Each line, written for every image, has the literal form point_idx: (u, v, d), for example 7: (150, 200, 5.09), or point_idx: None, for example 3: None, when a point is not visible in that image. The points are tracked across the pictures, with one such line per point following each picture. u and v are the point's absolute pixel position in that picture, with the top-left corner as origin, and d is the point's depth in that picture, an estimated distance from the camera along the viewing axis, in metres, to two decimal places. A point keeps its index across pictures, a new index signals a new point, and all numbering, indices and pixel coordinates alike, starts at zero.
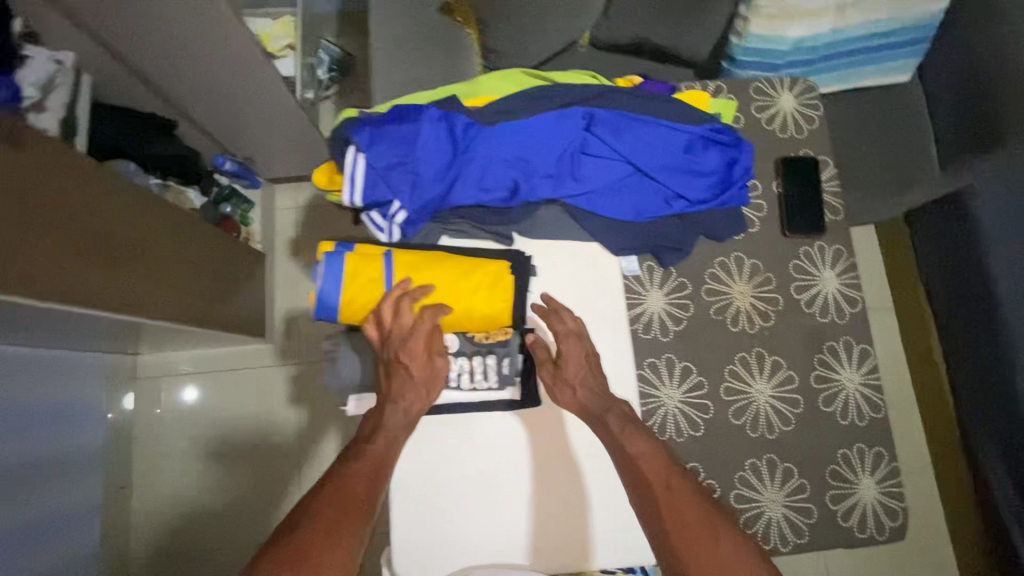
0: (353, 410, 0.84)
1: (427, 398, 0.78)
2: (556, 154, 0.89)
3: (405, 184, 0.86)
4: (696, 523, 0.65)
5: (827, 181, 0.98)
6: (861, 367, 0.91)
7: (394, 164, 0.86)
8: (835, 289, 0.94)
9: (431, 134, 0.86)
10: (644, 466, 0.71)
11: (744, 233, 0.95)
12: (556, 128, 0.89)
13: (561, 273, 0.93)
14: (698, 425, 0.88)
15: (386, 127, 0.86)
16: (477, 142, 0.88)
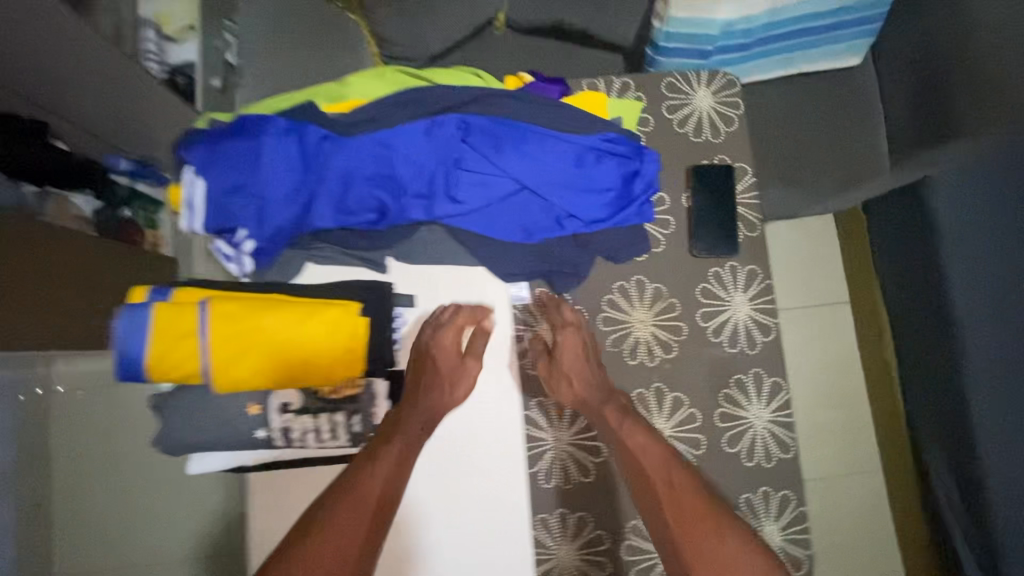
0: (193, 468, 0.73)
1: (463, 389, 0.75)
2: (428, 171, 0.78)
3: (251, 208, 0.75)
4: (700, 512, 0.63)
5: (743, 193, 0.88)
6: (770, 403, 0.83)
7: (238, 187, 0.75)
8: (747, 315, 0.85)
9: (279, 151, 0.75)
10: (645, 456, 0.70)
11: (647, 254, 0.85)
12: (426, 140, 0.78)
13: (442, 301, 0.83)
14: (589, 470, 0.82)
15: (226, 144, 0.75)
16: (336, 158, 0.76)
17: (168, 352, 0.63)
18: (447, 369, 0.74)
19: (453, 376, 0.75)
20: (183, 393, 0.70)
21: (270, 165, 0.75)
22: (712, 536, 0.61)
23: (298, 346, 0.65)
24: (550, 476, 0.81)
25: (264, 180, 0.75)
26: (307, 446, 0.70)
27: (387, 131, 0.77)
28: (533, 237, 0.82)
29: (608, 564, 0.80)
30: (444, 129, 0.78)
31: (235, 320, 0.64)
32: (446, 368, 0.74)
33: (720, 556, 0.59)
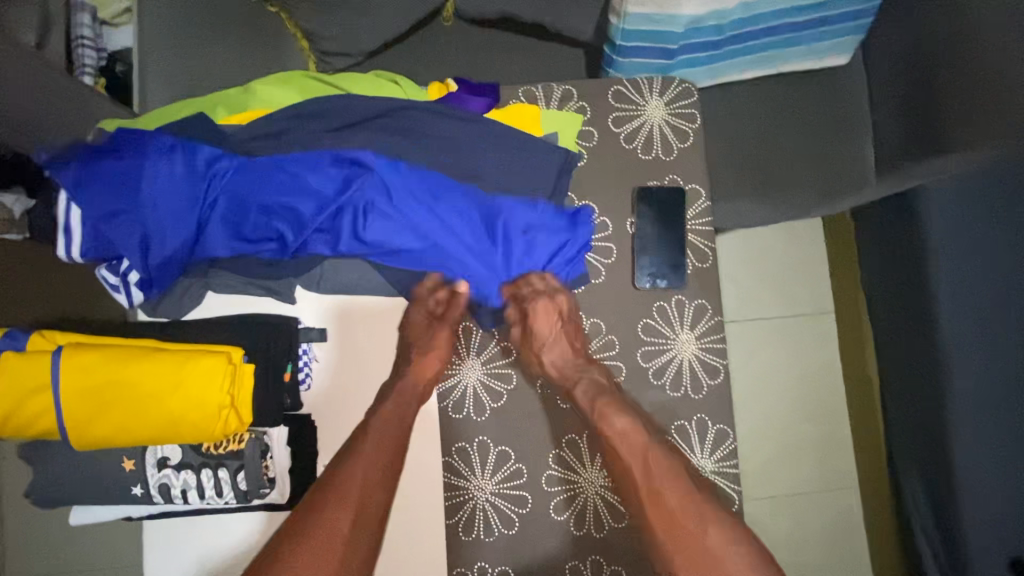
0: (77, 521, 0.67)
1: (438, 355, 0.74)
2: (334, 206, 0.69)
3: (131, 237, 0.66)
4: (672, 488, 0.63)
5: (695, 218, 0.79)
6: (714, 452, 0.76)
7: (115, 212, 0.66)
8: (692, 355, 0.77)
9: (164, 173, 0.66)
10: (623, 439, 0.68)
11: (585, 285, 0.78)
12: (333, 182, 0.69)
13: (355, 336, 0.76)
14: (512, 522, 0.75)
15: (104, 165, 0.66)
16: (229, 185, 0.68)
17: (14, 410, 0.57)
18: (418, 341, 0.74)
19: (422, 347, 0.74)
20: (53, 443, 0.63)
21: (154, 189, 0.66)
22: (674, 509, 0.61)
23: (165, 400, 0.58)
24: (470, 528, 0.75)
25: (146, 206, 0.66)
26: (191, 502, 0.64)
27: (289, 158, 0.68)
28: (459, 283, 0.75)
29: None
30: (361, 167, 0.69)
31: (91, 371, 0.57)
32: (416, 343, 0.74)
33: (704, 552, 0.58)
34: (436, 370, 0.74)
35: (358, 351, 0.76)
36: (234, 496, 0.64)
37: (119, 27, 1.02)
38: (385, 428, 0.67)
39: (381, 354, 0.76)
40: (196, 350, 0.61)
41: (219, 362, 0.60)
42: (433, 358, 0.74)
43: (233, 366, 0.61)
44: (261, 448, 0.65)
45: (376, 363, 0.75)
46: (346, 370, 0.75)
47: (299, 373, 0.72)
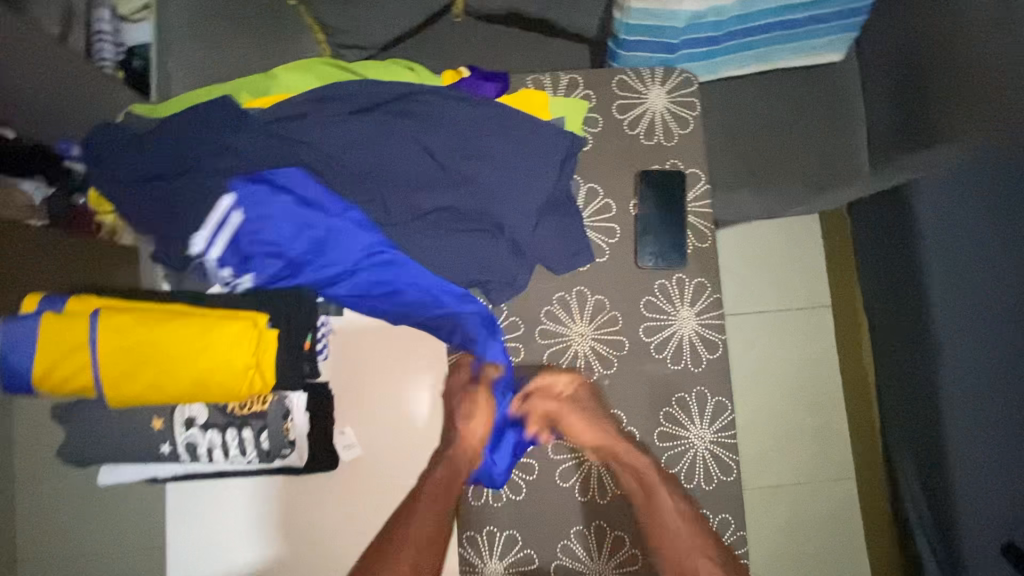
0: (106, 480, 0.71)
1: (483, 420, 0.77)
2: (431, 317, 0.79)
3: (276, 267, 0.76)
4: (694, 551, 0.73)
5: (695, 200, 0.83)
6: (713, 423, 0.79)
7: (276, 242, 0.75)
8: (692, 330, 0.80)
9: (333, 244, 0.76)
10: (660, 518, 0.74)
11: (590, 264, 0.81)
12: (441, 297, 0.79)
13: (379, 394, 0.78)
14: (519, 488, 0.79)
15: (284, 200, 0.74)
16: (378, 279, 0.78)
17: (54, 366, 0.60)
18: (458, 406, 0.77)
19: (466, 416, 0.77)
20: (87, 404, 0.67)
21: (319, 244, 0.76)
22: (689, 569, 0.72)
23: (195, 360, 0.62)
24: (479, 494, 0.78)
25: (310, 252, 0.76)
26: (217, 461, 0.67)
27: (428, 272, 0.79)
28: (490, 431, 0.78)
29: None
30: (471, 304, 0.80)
31: (126, 332, 0.61)
32: (460, 410, 0.77)
33: None
34: (481, 438, 0.77)
35: (404, 420, 0.78)
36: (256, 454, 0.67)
37: (137, 24, 1.02)
38: (433, 506, 0.73)
39: (429, 425, 0.78)
40: (224, 315, 0.65)
41: (246, 325, 0.64)
42: (475, 427, 0.77)
43: (259, 331, 0.65)
44: (282, 410, 0.68)
45: (425, 436, 0.77)
46: (362, 344, 0.79)
47: (317, 344, 0.75)
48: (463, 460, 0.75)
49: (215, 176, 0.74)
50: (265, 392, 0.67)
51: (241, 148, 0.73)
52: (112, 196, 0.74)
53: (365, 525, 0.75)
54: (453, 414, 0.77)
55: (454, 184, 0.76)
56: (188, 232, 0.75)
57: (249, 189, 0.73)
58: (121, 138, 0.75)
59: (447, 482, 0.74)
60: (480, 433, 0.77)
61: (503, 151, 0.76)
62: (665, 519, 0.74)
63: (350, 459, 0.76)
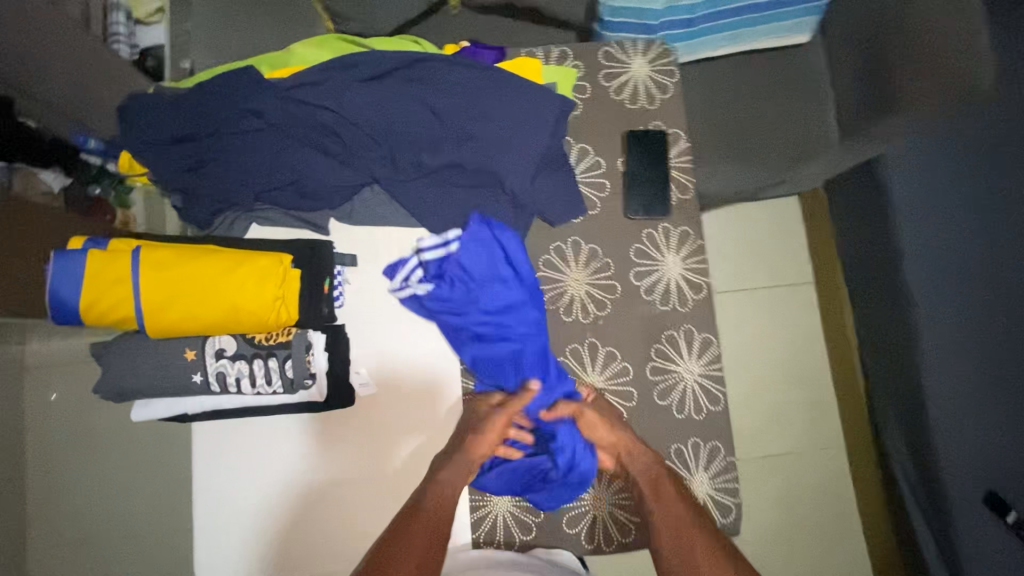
0: (139, 415, 0.76)
1: (493, 436, 0.79)
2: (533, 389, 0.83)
3: (454, 284, 0.84)
4: (696, 539, 0.72)
5: (677, 156, 0.90)
6: (700, 357, 0.86)
7: (465, 274, 0.84)
8: (678, 274, 0.87)
9: (507, 308, 0.84)
10: (664, 514, 0.75)
11: (583, 216, 0.88)
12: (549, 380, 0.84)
13: (363, 436, 0.83)
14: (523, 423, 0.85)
15: (483, 246, 0.83)
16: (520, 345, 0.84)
17: (99, 296, 0.65)
18: (478, 420, 0.80)
19: (476, 428, 0.80)
20: (126, 339, 0.73)
21: (497, 287, 0.84)
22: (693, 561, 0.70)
23: (228, 290, 0.68)
24: None
25: (480, 293, 0.84)
26: (243, 391, 0.73)
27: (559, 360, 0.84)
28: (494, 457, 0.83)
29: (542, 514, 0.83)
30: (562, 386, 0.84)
31: (167, 266, 0.67)
32: (474, 423, 0.80)
33: None
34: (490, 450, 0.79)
35: (379, 458, 0.83)
36: (280, 382, 0.73)
37: (152, 26, 1.12)
38: (443, 497, 0.74)
39: (404, 468, 0.83)
40: (251, 253, 0.71)
41: (273, 262, 0.70)
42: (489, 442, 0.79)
43: (284, 268, 0.71)
44: (305, 343, 0.74)
45: (396, 475, 0.82)
46: (375, 292, 0.86)
47: (334, 289, 0.82)
48: (467, 472, 0.77)
49: (241, 136, 0.81)
50: (290, 323, 0.73)
51: (264, 111, 0.81)
52: (145, 157, 0.81)
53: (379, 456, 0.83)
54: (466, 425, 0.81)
55: (457, 141, 0.83)
56: (216, 190, 0.82)
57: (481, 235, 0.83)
58: (153, 104, 0.82)
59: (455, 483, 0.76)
60: (487, 448, 0.78)
61: (503, 111, 0.84)
62: (670, 514, 0.74)
63: (365, 396, 0.84)
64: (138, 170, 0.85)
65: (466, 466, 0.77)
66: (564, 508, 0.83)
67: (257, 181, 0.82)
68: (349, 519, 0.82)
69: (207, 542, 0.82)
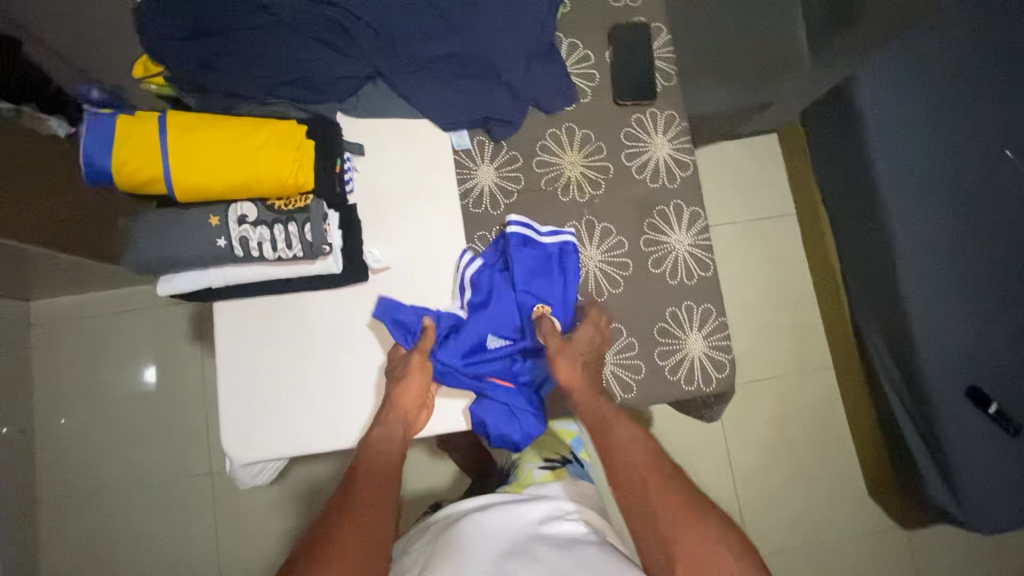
0: (165, 290, 0.80)
1: (419, 383, 0.82)
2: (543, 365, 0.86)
3: (518, 265, 0.86)
4: (648, 480, 0.75)
5: (659, 48, 0.97)
6: (690, 229, 0.92)
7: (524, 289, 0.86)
8: (666, 153, 0.94)
9: (534, 322, 0.86)
10: (619, 453, 0.79)
11: (575, 104, 0.94)
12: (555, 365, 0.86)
13: (362, 346, 0.86)
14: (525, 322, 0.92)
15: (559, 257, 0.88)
16: (541, 318, 0.85)
17: (129, 158, 0.70)
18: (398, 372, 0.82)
19: (399, 377, 0.82)
20: (153, 212, 0.78)
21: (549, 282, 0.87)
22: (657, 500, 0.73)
23: (249, 154, 0.73)
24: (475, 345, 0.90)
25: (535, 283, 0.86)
26: (265, 256, 0.77)
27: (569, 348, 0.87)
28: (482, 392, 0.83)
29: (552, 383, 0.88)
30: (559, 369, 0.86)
31: (191, 130, 0.72)
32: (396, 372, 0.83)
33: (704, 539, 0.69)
34: (417, 393, 0.82)
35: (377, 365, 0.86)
36: (299, 246, 0.77)
37: None
38: (369, 477, 0.76)
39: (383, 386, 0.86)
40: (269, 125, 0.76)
41: (290, 130, 0.75)
42: (410, 387, 0.81)
43: (300, 137, 0.76)
44: (322, 211, 0.78)
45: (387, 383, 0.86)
46: (382, 179, 0.90)
47: (345, 171, 0.87)
48: (397, 422, 0.81)
49: (253, 33, 0.87)
50: (307, 190, 0.77)
51: (274, 8, 0.87)
52: (160, 54, 0.86)
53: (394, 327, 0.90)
54: (390, 377, 0.83)
55: (455, 33, 0.90)
56: (230, 85, 0.87)
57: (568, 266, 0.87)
58: (165, 5, 0.86)
59: (384, 464, 0.78)
60: (414, 394, 0.81)
61: (496, 6, 0.90)
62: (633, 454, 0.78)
63: (376, 273, 0.88)
64: (154, 72, 0.88)
65: (400, 421, 0.81)
66: None
67: (267, 75, 0.87)
68: (357, 408, 0.85)
69: (230, 417, 0.84)
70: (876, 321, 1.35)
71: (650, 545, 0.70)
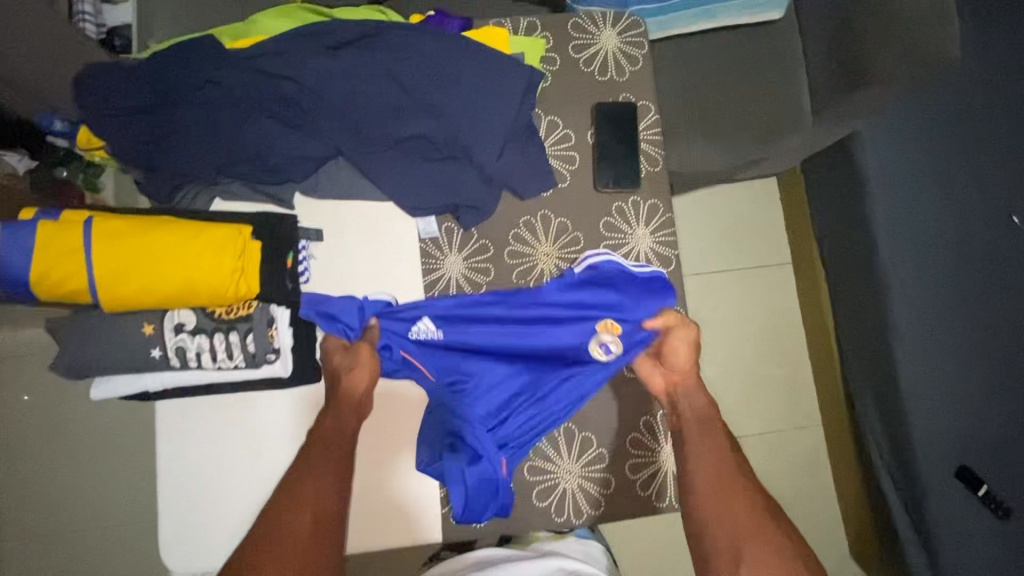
0: (97, 393, 0.75)
1: (371, 374, 0.80)
2: (526, 395, 0.81)
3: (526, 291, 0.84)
4: (731, 491, 0.73)
5: (646, 129, 0.90)
6: None
7: (588, 302, 0.83)
8: (648, 246, 0.88)
9: (598, 336, 0.82)
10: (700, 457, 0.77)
11: (552, 190, 0.88)
12: (538, 395, 0.81)
13: None
14: None
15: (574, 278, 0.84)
16: (605, 335, 0.82)
17: (50, 269, 0.64)
18: (347, 367, 0.79)
19: (349, 369, 0.79)
20: (82, 314, 0.72)
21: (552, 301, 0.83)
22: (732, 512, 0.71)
23: (185, 262, 0.67)
24: None
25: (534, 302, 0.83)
26: (205, 365, 0.72)
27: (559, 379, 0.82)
28: (449, 395, 0.80)
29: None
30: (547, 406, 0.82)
31: (119, 237, 0.65)
32: (342, 366, 0.80)
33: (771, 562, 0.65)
34: (368, 383, 0.80)
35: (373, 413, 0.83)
36: (242, 356, 0.72)
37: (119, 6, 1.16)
38: (331, 453, 0.74)
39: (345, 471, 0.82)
40: (210, 225, 0.69)
41: (232, 235, 0.68)
42: (360, 377, 0.79)
43: (244, 240, 0.69)
44: (267, 317, 0.73)
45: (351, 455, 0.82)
46: (341, 268, 0.85)
47: (300, 264, 0.79)
48: (347, 412, 0.78)
49: (199, 109, 0.80)
50: (250, 296, 0.71)
51: (223, 81, 0.80)
52: (101, 130, 0.80)
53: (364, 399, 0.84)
54: (336, 372, 0.79)
55: (422, 113, 0.82)
56: (175, 164, 0.80)
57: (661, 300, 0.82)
58: (111, 77, 0.80)
59: (339, 446, 0.75)
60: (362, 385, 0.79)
61: (468, 84, 0.82)
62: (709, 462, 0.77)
63: None
64: (95, 146, 0.83)
65: (353, 413, 0.78)
66: (533, 481, 0.84)
67: (217, 154, 0.80)
68: None
69: (172, 527, 0.79)
70: (869, 391, 1.23)
71: (720, 555, 0.68)
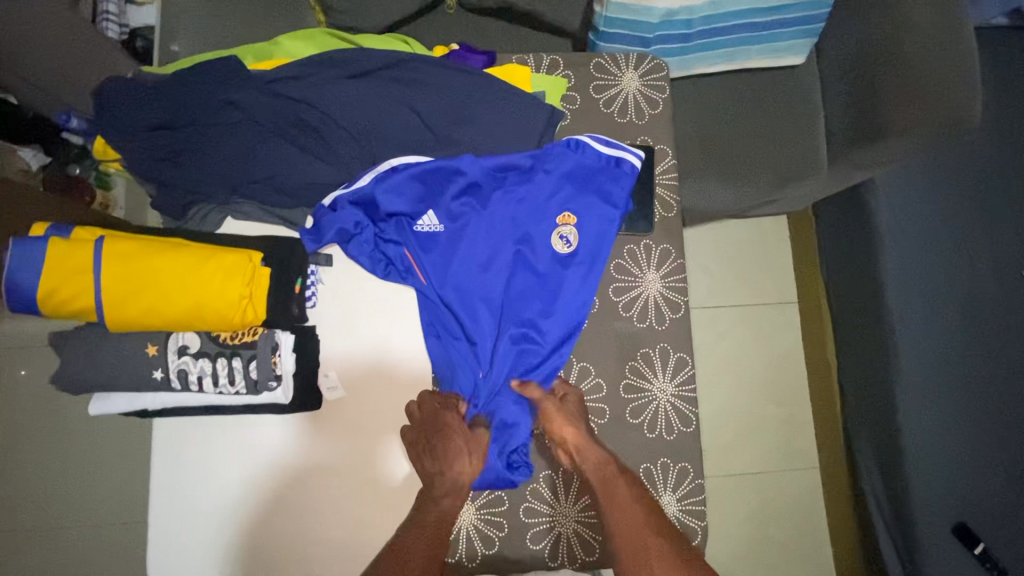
0: (95, 409, 0.74)
1: (477, 463, 0.76)
2: (501, 291, 0.84)
3: (494, 187, 0.84)
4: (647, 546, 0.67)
5: (662, 174, 0.91)
6: (673, 378, 0.86)
7: (550, 194, 0.85)
8: (657, 291, 0.88)
9: (557, 228, 0.85)
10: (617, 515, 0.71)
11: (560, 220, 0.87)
12: (508, 293, 0.84)
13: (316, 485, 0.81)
14: (501, 497, 0.83)
15: (534, 169, 0.84)
16: (563, 226, 0.84)
17: (59, 287, 0.64)
18: (451, 445, 0.76)
19: (461, 453, 0.76)
20: (83, 331, 0.71)
21: (518, 193, 0.84)
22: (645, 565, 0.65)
23: (193, 287, 0.66)
24: None
25: (499, 198, 0.84)
26: (206, 389, 0.72)
27: (528, 279, 0.84)
28: (433, 290, 0.83)
29: (499, 540, 0.82)
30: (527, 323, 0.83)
31: (129, 259, 0.65)
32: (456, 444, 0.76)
33: None
34: (473, 472, 0.76)
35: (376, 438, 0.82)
36: (243, 381, 0.72)
37: (142, 6, 1.17)
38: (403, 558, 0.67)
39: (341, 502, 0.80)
40: (220, 249, 0.69)
41: (241, 260, 0.68)
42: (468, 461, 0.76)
43: (253, 266, 0.69)
44: (271, 344, 0.73)
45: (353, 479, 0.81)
46: (347, 294, 0.84)
47: (308, 288, 0.79)
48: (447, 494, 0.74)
49: (216, 130, 0.80)
50: (256, 323, 0.71)
51: (243, 104, 0.80)
52: (116, 143, 0.79)
53: (356, 380, 0.82)
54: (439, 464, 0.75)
55: (441, 145, 0.83)
56: (188, 183, 0.80)
57: (619, 176, 0.85)
58: (131, 90, 0.80)
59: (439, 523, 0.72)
60: (468, 473, 0.76)
61: (486, 120, 0.83)
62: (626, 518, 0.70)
63: (331, 400, 0.82)
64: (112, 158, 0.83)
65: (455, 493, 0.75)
66: (529, 524, 0.83)
67: (230, 175, 0.80)
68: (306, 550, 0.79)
69: (160, 542, 0.79)
70: (868, 433, 1.16)
71: None
